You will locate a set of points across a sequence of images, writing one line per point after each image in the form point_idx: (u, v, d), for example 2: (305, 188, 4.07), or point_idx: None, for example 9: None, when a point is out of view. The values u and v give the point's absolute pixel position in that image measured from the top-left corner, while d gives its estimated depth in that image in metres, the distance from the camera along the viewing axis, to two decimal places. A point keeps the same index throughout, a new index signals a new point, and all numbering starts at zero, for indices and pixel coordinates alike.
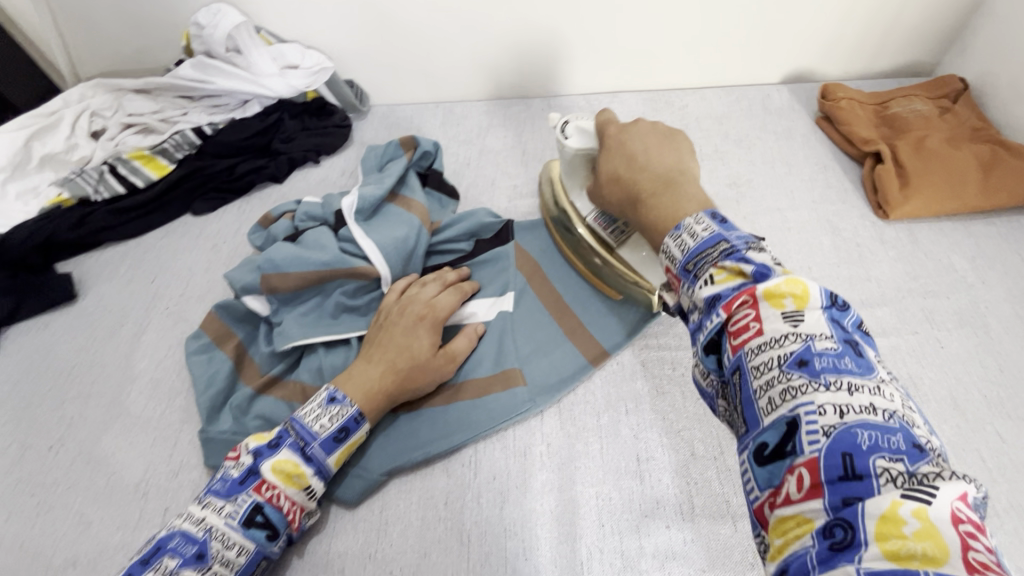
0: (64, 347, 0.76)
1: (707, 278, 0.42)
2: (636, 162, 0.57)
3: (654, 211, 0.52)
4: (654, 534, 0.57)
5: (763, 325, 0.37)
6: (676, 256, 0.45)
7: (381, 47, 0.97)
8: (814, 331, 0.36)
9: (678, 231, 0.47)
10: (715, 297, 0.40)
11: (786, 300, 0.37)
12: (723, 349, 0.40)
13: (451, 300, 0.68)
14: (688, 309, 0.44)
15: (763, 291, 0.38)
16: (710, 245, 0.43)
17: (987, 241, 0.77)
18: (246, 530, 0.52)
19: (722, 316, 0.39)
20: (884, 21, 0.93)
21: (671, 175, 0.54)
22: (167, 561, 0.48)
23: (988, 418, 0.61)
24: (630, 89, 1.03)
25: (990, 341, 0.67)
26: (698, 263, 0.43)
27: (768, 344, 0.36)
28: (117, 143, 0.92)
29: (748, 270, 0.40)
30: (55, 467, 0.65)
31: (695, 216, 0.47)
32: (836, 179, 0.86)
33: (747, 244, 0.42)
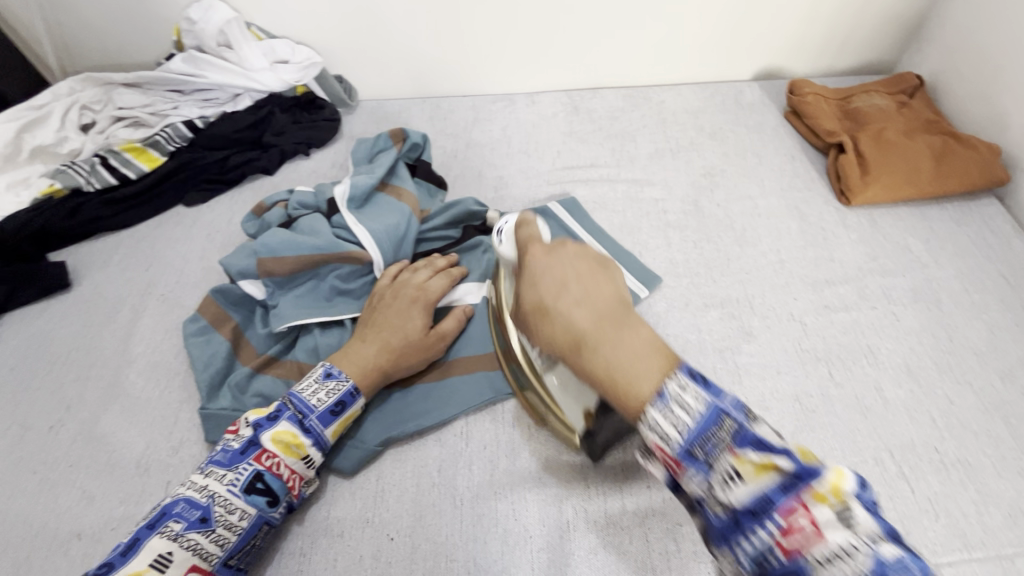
0: (60, 333, 0.78)
1: (729, 472, 0.37)
2: (569, 295, 0.48)
3: (604, 363, 0.44)
4: (635, 493, 0.60)
5: (822, 530, 0.34)
6: (673, 435, 0.39)
7: (369, 44, 1.00)
8: (869, 532, 0.33)
9: (662, 399, 0.40)
10: (759, 504, 0.36)
11: (832, 495, 0.35)
12: (770, 555, 0.35)
13: (441, 283, 0.72)
14: (699, 498, 0.39)
15: (812, 493, 0.35)
16: (713, 423, 0.39)
17: (940, 224, 0.83)
18: (248, 496, 0.55)
19: (774, 530, 0.35)
20: (845, 22, 1.00)
21: (617, 323, 0.46)
22: (172, 525, 0.51)
23: (939, 383, 0.67)
24: (610, 85, 1.08)
25: (941, 314, 0.73)
26: (707, 447, 0.38)
27: (837, 558, 0.32)
28: (108, 136, 0.94)
29: (783, 463, 0.36)
30: (56, 447, 0.67)
31: (675, 379, 0.41)
32: (803, 169, 0.91)
33: (748, 419, 0.39)
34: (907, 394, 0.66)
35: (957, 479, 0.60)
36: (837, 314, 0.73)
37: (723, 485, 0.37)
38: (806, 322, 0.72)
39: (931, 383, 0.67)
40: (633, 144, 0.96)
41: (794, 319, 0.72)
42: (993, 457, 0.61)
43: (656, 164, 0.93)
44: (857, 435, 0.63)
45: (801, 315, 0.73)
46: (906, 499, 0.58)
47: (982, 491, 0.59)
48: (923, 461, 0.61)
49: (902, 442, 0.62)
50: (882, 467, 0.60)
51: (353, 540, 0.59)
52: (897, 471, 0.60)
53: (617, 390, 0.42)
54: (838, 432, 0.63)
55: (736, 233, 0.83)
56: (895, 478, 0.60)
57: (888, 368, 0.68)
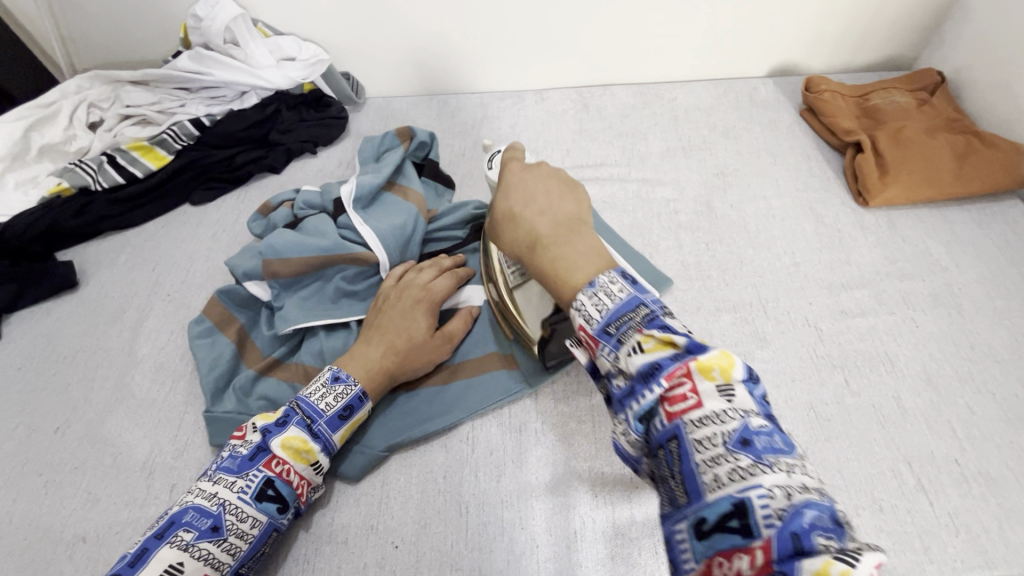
0: (68, 333, 0.78)
1: (634, 345, 0.41)
2: (534, 207, 0.56)
3: (551, 261, 0.52)
4: (644, 503, 0.59)
5: (701, 398, 0.37)
6: (594, 315, 0.45)
7: (376, 40, 0.99)
8: (746, 407, 0.37)
9: (592, 287, 0.47)
10: (651, 368, 0.39)
11: (717, 372, 0.38)
12: (656, 417, 0.39)
13: (447, 284, 0.70)
14: (610, 372, 0.43)
15: (696, 363, 0.38)
16: (630, 307, 0.44)
17: (961, 226, 0.81)
18: (259, 503, 0.54)
19: (661, 387, 0.39)
20: (865, 17, 0.97)
21: (572, 225, 0.54)
22: (182, 535, 0.50)
23: (959, 392, 0.65)
24: (620, 82, 1.06)
25: (963, 321, 0.70)
26: (620, 326, 0.43)
27: (707, 419, 0.36)
28: (116, 134, 0.94)
29: (678, 339, 0.40)
30: (63, 448, 0.67)
31: (607, 274, 0.47)
32: (819, 169, 0.89)
33: (662, 310, 0.44)
34: (926, 403, 0.64)
35: (977, 493, 0.58)
36: (854, 319, 0.71)
37: (628, 355, 0.41)
38: (821, 327, 0.70)
39: (952, 392, 0.65)
40: (644, 143, 0.95)
41: (809, 325, 0.71)
42: (1016, 470, 0.59)
43: (667, 163, 0.91)
44: (874, 446, 0.61)
45: (817, 321, 0.71)
46: (924, 512, 0.57)
47: (1004, 505, 0.57)
48: (942, 473, 0.59)
49: (920, 453, 0.60)
50: (899, 479, 0.59)
51: (357, 547, 0.58)
52: (916, 483, 0.58)
53: (555, 278, 0.51)
54: (853, 442, 0.61)
55: (749, 235, 0.81)
56: (913, 491, 0.58)
57: (907, 376, 0.66)
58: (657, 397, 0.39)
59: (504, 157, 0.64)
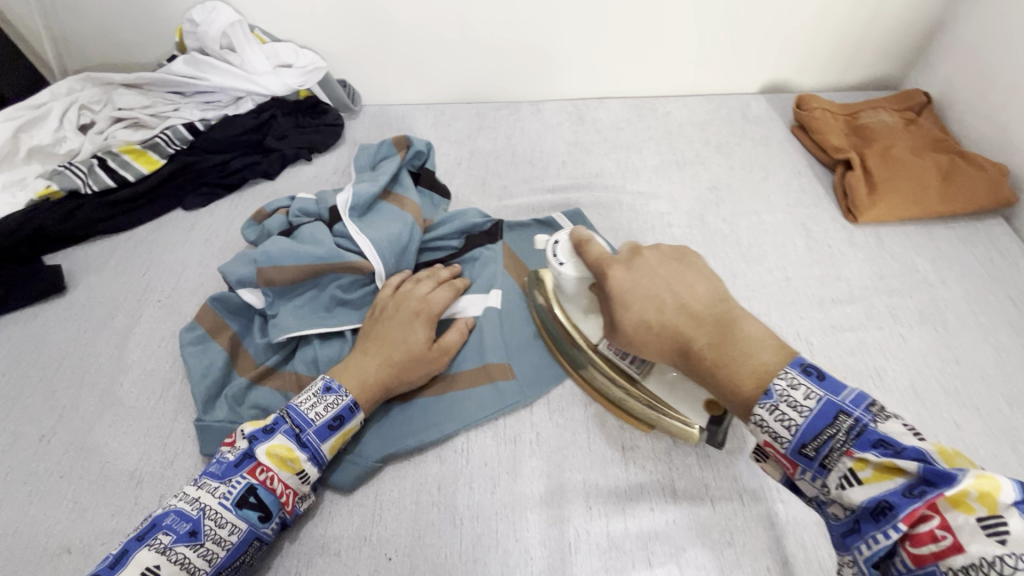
0: (54, 339, 0.76)
1: (847, 473, 0.43)
2: (664, 300, 0.57)
3: (715, 364, 0.53)
4: (638, 514, 0.60)
5: (961, 540, 0.37)
6: (783, 434, 0.46)
7: (374, 49, 0.99)
8: (1010, 551, 0.35)
9: (770, 398, 0.48)
10: (879, 505, 0.40)
11: (977, 503, 0.37)
12: (898, 556, 0.40)
13: (445, 295, 0.70)
14: (820, 499, 0.46)
15: (944, 497, 0.38)
16: (826, 423, 0.45)
17: (946, 243, 0.83)
18: (239, 510, 0.53)
19: (901, 529, 0.39)
20: (853, 37, 0.99)
21: (721, 317, 0.55)
22: (162, 537, 0.50)
23: (946, 407, 0.66)
24: (615, 95, 1.07)
25: (949, 336, 0.72)
26: (822, 447, 0.45)
27: (976, 568, 0.36)
28: (107, 137, 0.93)
29: (904, 466, 0.40)
30: (48, 457, 0.66)
31: (784, 374, 0.48)
32: (810, 185, 0.90)
33: (872, 417, 0.44)
34: (914, 418, 0.65)
35: None
36: (844, 334, 0.72)
37: (838, 486, 0.43)
38: (812, 342, 0.71)
39: (938, 407, 0.66)
40: (639, 156, 0.96)
41: (800, 339, 0.72)
42: None
43: (661, 176, 0.92)
44: None
45: (808, 335, 0.72)
46: None
47: None
48: None
49: None
50: None
51: (349, 559, 0.58)
52: None
53: (725, 386, 0.52)
54: None
55: (741, 249, 0.82)
56: None
57: (895, 391, 0.67)
58: (898, 541, 0.39)
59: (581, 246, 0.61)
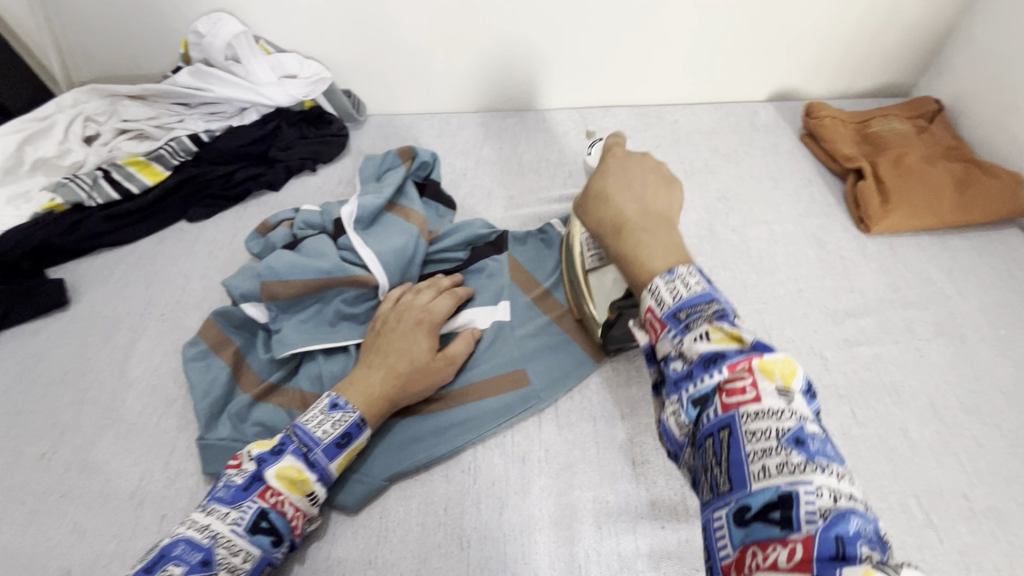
0: (57, 354, 0.75)
1: (701, 332, 0.41)
2: (630, 194, 0.54)
3: (637, 244, 0.50)
4: (650, 535, 0.58)
5: (760, 394, 0.37)
6: (667, 300, 0.44)
7: (378, 59, 0.98)
8: (802, 412, 0.36)
9: (671, 275, 0.45)
10: (714, 357, 0.39)
11: (778, 375, 0.37)
12: (709, 405, 0.38)
13: (447, 303, 0.70)
14: (669, 355, 0.43)
15: (760, 362, 0.38)
16: (702, 300, 0.43)
17: (962, 254, 0.81)
18: (252, 536, 0.52)
19: (723, 374, 0.38)
20: (863, 44, 0.98)
21: (665, 220, 0.52)
22: (172, 569, 0.47)
23: (966, 424, 0.64)
24: (621, 104, 1.06)
25: (967, 351, 0.70)
26: (692, 313, 0.42)
27: (766, 414, 0.36)
28: (111, 149, 0.92)
29: (746, 335, 0.39)
30: (49, 474, 0.65)
31: (687, 266, 0.46)
32: (821, 194, 0.89)
33: (732, 311, 0.43)
34: (933, 435, 0.63)
35: (989, 528, 0.57)
36: (859, 348, 0.70)
37: (693, 341, 0.41)
38: (826, 356, 0.70)
39: (957, 424, 0.64)
40: None
41: (813, 353, 0.70)
42: None
43: None
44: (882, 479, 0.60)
45: (822, 349, 0.70)
46: (934, 549, 0.56)
47: (1013, 542, 0.56)
48: (951, 508, 0.58)
49: (929, 488, 0.60)
50: (909, 514, 0.58)
51: None
52: (925, 518, 0.57)
53: (636, 272, 0.49)
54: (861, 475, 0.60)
55: (751, 260, 0.80)
56: (922, 527, 0.57)
57: (913, 407, 0.65)
58: (716, 387, 0.38)
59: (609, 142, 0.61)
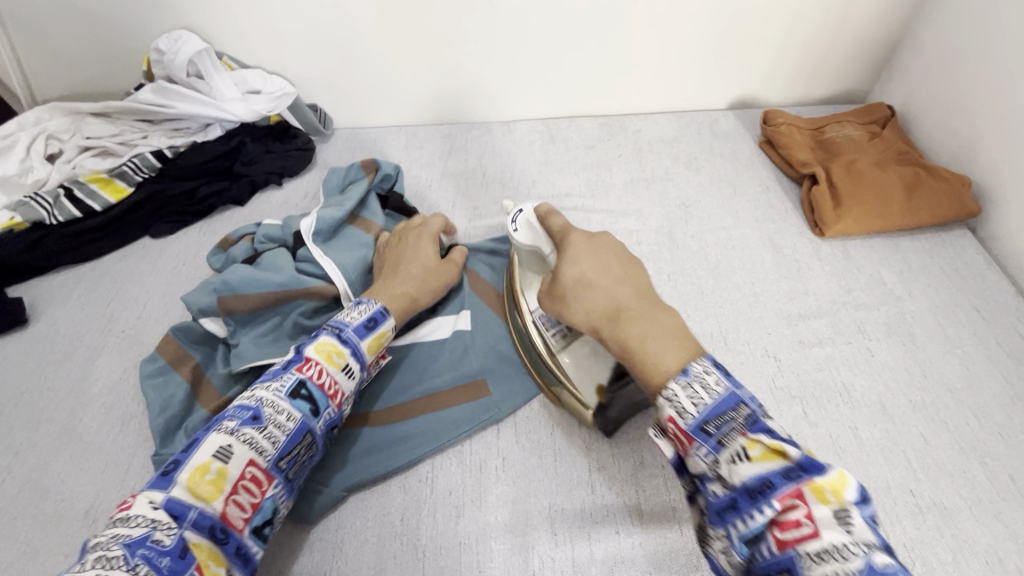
0: (13, 374, 0.75)
1: (739, 450, 0.44)
2: (606, 279, 0.61)
3: (638, 337, 0.56)
4: (605, 539, 0.58)
5: (818, 528, 0.39)
6: (689, 410, 0.48)
7: (343, 74, 1.00)
8: (865, 540, 0.38)
9: (686, 376, 0.50)
10: (761, 484, 0.42)
11: (832, 496, 0.40)
12: (763, 544, 0.42)
13: (441, 221, 0.77)
14: (705, 475, 0.47)
15: (810, 487, 0.41)
16: (729, 407, 0.47)
17: (913, 255, 0.83)
18: (293, 400, 0.54)
19: (773, 509, 0.41)
20: (816, 53, 1.01)
21: (648, 297, 0.60)
22: (227, 423, 0.51)
23: (914, 422, 0.65)
24: (586, 114, 1.08)
25: (916, 349, 0.72)
26: (720, 426, 0.46)
27: (828, 555, 0.38)
28: (74, 166, 0.91)
29: (788, 449, 0.43)
30: (0, 496, 0.64)
31: (699, 362, 0.51)
32: (778, 200, 0.91)
33: (761, 411, 0.47)
34: (882, 434, 0.64)
35: (934, 524, 0.58)
36: (812, 349, 0.72)
37: (729, 462, 0.45)
38: (780, 358, 0.71)
39: (906, 422, 0.65)
40: (608, 174, 0.96)
41: (768, 355, 0.71)
42: (969, 500, 0.60)
43: (630, 194, 0.92)
44: None
45: (776, 351, 0.72)
46: None
47: (958, 537, 0.57)
48: (898, 505, 0.59)
49: (876, 485, 0.61)
50: None
51: None
52: (873, 516, 0.59)
53: (640, 364, 0.54)
54: None
55: (709, 266, 0.82)
56: None
57: (863, 407, 0.67)
58: (768, 523, 0.41)
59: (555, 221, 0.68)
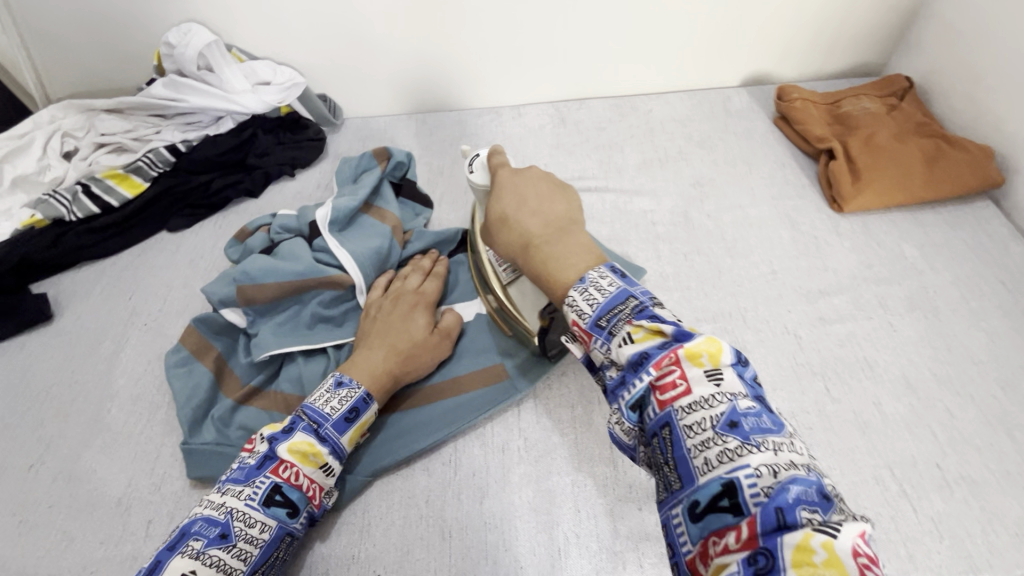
0: (42, 368, 0.76)
1: (626, 335, 0.46)
2: (526, 210, 0.59)
3: (546, 259, 0.56)
4: (629, 517, 0.59)
5: (690, 386, 0.41)
6: (586, 310, 0.49)
7: (351, 64, 0.99)
8: (734, 390, 0.41)
9: (584, 284, 0.51)
10: (640, 357, 0.44)
11: (705, 360, 0.42)
12: (648, 406, 0.43)
13: (435, 284, 0.73)
14: (603, 365, 0.48)
15: (685, 351, 0.43)
16: (619, 301, 0.48)
17: (935, 229, 0.81)
18: (267, 508, 0.53)
19: (650, 374, 0.43)
20: (831, 26, 0.99)
21: (565, 226, 0.58)
22: (193, 543, 0.49)
23: (939, 395, 0.65)
24: (596, 96, 1.07)
25: (939, 323, 0.71)
26: (612, 318, 0.47)
27: (699, 405, 0.40)
28: (91, 163, 0.92)
29: (665, 328, 0.44)
30: (36, 486, 0.66)
31: (596, 270, 0.51)
32: (794, 176, 0.90)
33: (651, 301, 0.48)
34: (906, 408, 0.64)
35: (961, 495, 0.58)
36: (833, 326, 0.71)
37: (619, 346, 0.46)
38: (800, 335, 0.70)
39: (931, 396, 0.65)
40: (620, 155, 0.95)
41: (788, 333, 0.71)
42: (997, 473, 0.59)
43: (644, 175, 0.92)
44: (856, 453, 0.61)
45: (796, 328, 0.71)
46: (908, 519, 0.56)
47: (986, 509, 0.57)
48: (924, 479, 0.59)
49: (902, 459, 0.60)
50: (882, 486, 0.59)
51: None
52: (899, 489, 0.58)
53: (545, 279, 0.55)
54: (836, 450, 0.61)
55: (725, 245, 0.81)
56: (896, 497, 0.58)
57: (886, 381, 0.66)
58: (649, 387, 0.43)
59: (492, 161, 0.65)
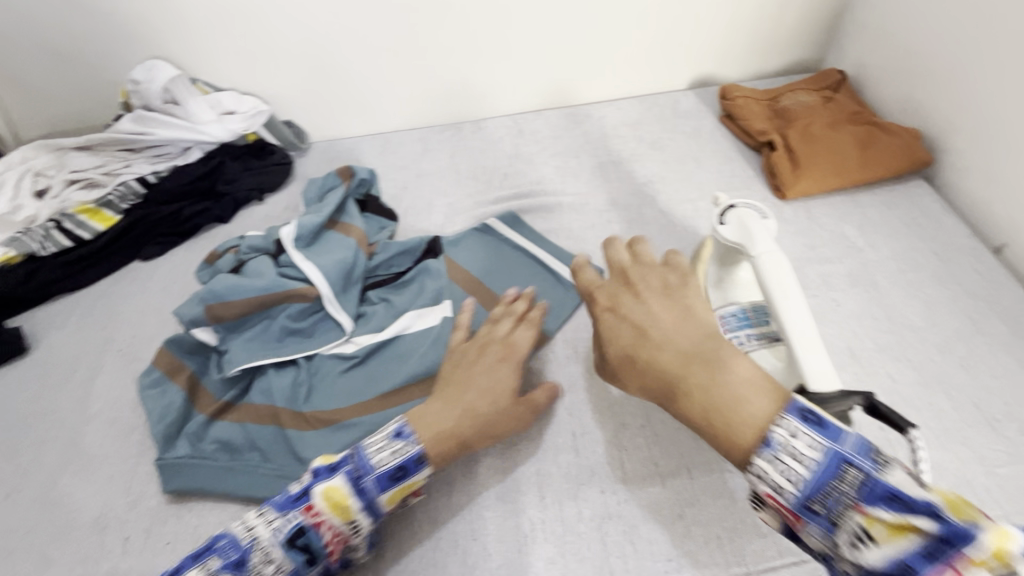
0: (18, 399, 0.78)
1: (859, 530, 0.40)
2: (663, 331, 0.52)
3: (704, 405, 0.47)
4: (590, 499, 0.61)
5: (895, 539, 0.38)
6: (787, 487, 0.43)
7: (313, 89, 1.03)
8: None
9: (770, 448, 0.44)
10: (900, 567, 0.38)
11: (991, 559, 0.35)
12: None
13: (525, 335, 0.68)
14: (827, 551, 0.43)
15: (965, 558, 0.36)
16: (833, 475, 0.42)
17: (873, 209, 0.86)
18: (366, 467, 0.55)
19: None
20: (766, 28, 1.05)
21: (704, 365, 0.49)
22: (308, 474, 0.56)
23: (880, 362, 0.68)
24: (552, 107, 1.11)
25: (880, 295, 0.75)
26: (828, 502, 0.42)
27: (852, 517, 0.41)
28: (63, 200, 0.94)
29: (918, 524, 0.38)
30: (13, 514, 0.66)
31: (785, 424, 0.44)
32: (740, 169, 0.94)
33: (874, 465, 0.41)
34: (849, 376, 0.67)
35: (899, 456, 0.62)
36: None
37: (850, 545, 0.41)
38: None
39: (873, 363, 0.68)
40: (576, 160, 1.00)
41: None
42: (936, 431, 0.62)
43: (599, 177, 0.96)
44: None
45: None
46: None
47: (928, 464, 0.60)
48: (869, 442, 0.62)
49: None
50: None
51: None
52: None
53: (719, 433, 0.47)
54: None
55: (678, 238, 0.85)
56: None
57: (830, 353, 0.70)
58: None
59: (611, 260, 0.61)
